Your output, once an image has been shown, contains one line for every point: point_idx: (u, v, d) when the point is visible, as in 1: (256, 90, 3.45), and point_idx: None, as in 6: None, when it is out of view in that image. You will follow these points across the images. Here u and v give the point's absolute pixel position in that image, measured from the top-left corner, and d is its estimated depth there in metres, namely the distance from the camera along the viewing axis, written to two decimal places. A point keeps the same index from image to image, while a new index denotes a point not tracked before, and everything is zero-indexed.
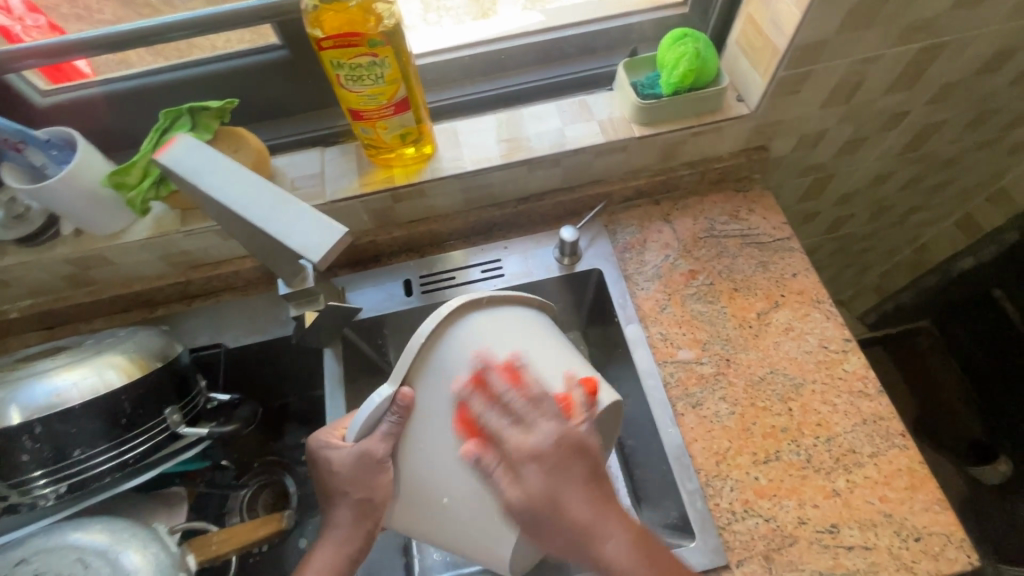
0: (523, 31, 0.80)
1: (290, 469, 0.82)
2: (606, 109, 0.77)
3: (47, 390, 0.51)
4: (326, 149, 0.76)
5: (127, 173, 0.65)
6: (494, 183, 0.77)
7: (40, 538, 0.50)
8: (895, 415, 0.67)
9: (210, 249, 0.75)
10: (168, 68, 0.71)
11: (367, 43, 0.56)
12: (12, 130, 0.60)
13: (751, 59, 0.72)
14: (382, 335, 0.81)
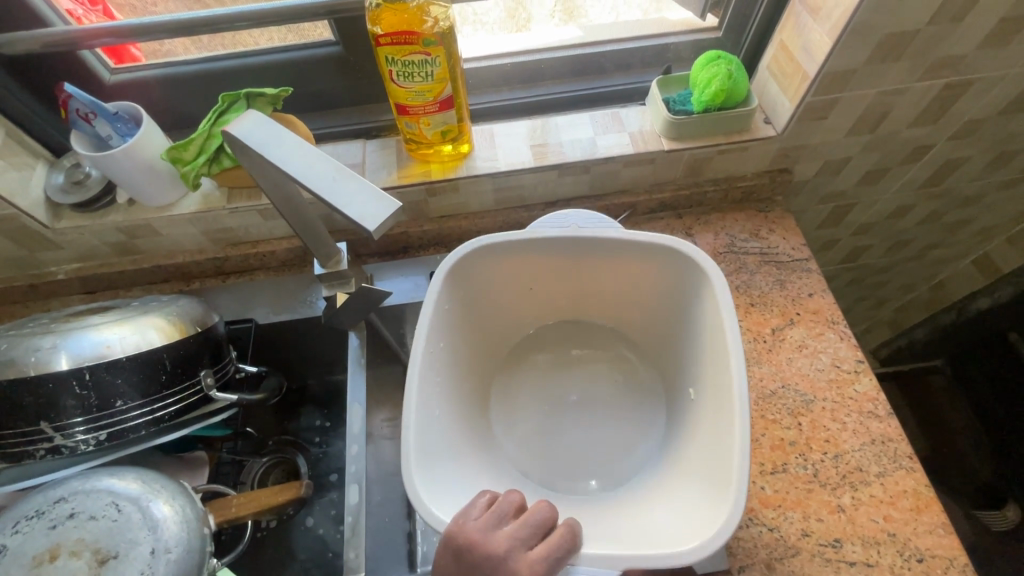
0: (563, 44, 0.84)
1: (304, 449, 0.85)
2: (637, 122, 0.80)
3: (97, 342, 0.54)
4: (367, 141, 0.80)
5: (184, 149, 0.69)
6: (524, 185, 0.80)
7: (77, 480, 0.52)
8: (904, 438, 0.68)
9: (250, 228, 0.78)
10: (228, 56, 0.76)
11: (421, 42, 0.59)
12: (86, 100, 0.64)
13: (781, 84, 0.75)
14: (405, 324, 0.85)
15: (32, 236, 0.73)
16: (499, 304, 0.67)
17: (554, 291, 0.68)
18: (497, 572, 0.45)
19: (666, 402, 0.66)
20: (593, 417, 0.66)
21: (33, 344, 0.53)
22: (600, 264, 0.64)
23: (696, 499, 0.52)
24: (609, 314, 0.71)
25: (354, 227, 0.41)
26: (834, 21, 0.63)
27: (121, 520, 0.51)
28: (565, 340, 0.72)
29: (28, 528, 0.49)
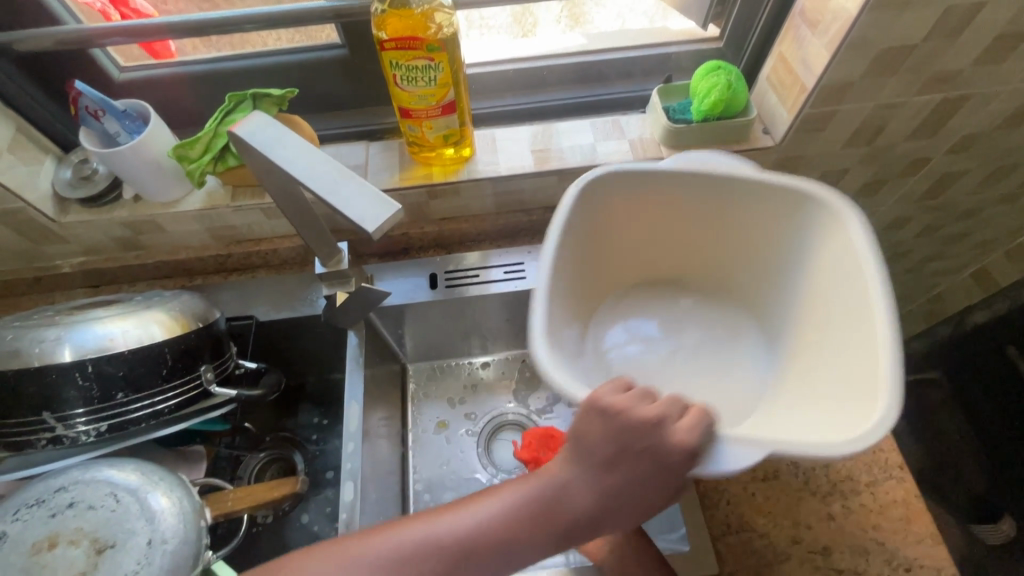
0: (565, 50, 0.85)
1: (301, 446, 0.86)
2: (637, 129, 0.81)
3: (101, 335, 0.55)
4: (371, 143, 0.81)
5: (190, 148, 0.70)
6: (525, 190, 0.81)
7: (77, 471, 0.53)
8: (895, 448, 0.69)
9: (253, 226, 0.80)
10: (235, 57, 0.77)
11: (425, 47, 0.60)
12: (95, 98, 0.65)
13: (780, 95, 0.76)
14: (403, 323, 0.86)
15: (39, 230, 0.74)
16: (616, 240, 0.65)
17: (681, 238, 0.66)
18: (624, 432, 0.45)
19: (771, 350, 0.62)
20: (675, 350, 0.64)
21: (38, 336, 0.54)
22: (729, 213, 0.61)
23: (837, 414, 0.48)
24: (728, 276, 0.67)
25: (354, 228, 0.42)
26: (832, 35, 0.64)
27: (119, 510, 0.51)
28: (671, 293, 0.69)
29: (28, 516, 0.50)
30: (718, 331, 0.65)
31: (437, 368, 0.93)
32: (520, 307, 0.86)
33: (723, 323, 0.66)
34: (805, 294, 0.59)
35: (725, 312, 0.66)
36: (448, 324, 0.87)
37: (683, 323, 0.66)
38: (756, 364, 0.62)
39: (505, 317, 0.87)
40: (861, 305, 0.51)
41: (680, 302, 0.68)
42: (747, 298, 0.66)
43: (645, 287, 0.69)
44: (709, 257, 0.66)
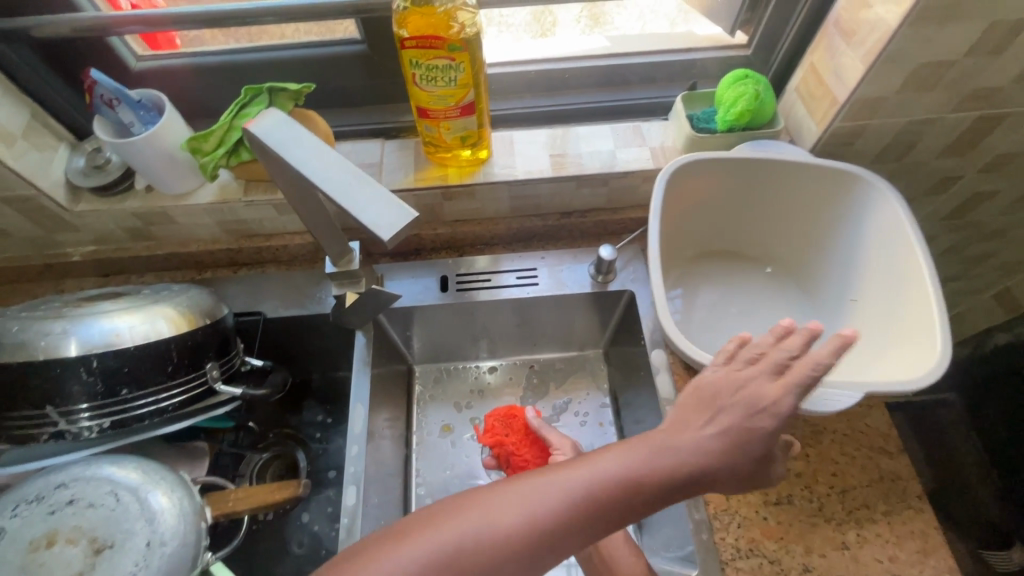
0: (589, 53, 0.82)
1: (304, 444, 0.85)
2: (659, 137, 0.79)
3: (107, 329, 0.54)
4: (386, 142, 0.79)
5: (204, 141, 0.69)
6: (541, 195, 0.79)
7: (78, 467, 0.52)
8: (915, 477, 0.67)
9: (264, 221, 0.79)
10: (253, 49, 0.76)
11: (446, 47, 0.58)
12: (111, 87, 0.64)
13: (809, 107, 0.73)
14: (412, 325, 0.85)
15: (51, 217, 0.74)
16: (698, 216, 0.77)
17: (740, 218, 0.78)
18: (710, 394, 0.44)
19: (817, 310, 0.75)
20: (748, 315, 0.77)
21: (44, 328, 0.53)
22: (802, 199, 0.74)
23: (896, 357, 0.62)
24: (781, 251, 0.79)
25: (369, 234, 0.41)
26: (868, 47, 0.62)
27: (118, 509, 0.51)
28: (725, 265, 0.81)
29: (27, 512, 0.49)
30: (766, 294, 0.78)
31: (443, 372, 0.92)
32: (530, 313, 0.84)
33: (775, 289, 0.78)
34: (854, 264, 0.71)
35: (778, 282, 0.79)
36: (457, 328, 0.86)
37: (740, 292, 0.79)
38: (805, 325, 0.75)
39: (515, 323, 0.86)
40: (909, 268, 0.64)
41: (732, 273, 0.80)
42: (797, 268, 0.78)
43: (710, 258, 0.81)
44: (774, 234, 0.78)
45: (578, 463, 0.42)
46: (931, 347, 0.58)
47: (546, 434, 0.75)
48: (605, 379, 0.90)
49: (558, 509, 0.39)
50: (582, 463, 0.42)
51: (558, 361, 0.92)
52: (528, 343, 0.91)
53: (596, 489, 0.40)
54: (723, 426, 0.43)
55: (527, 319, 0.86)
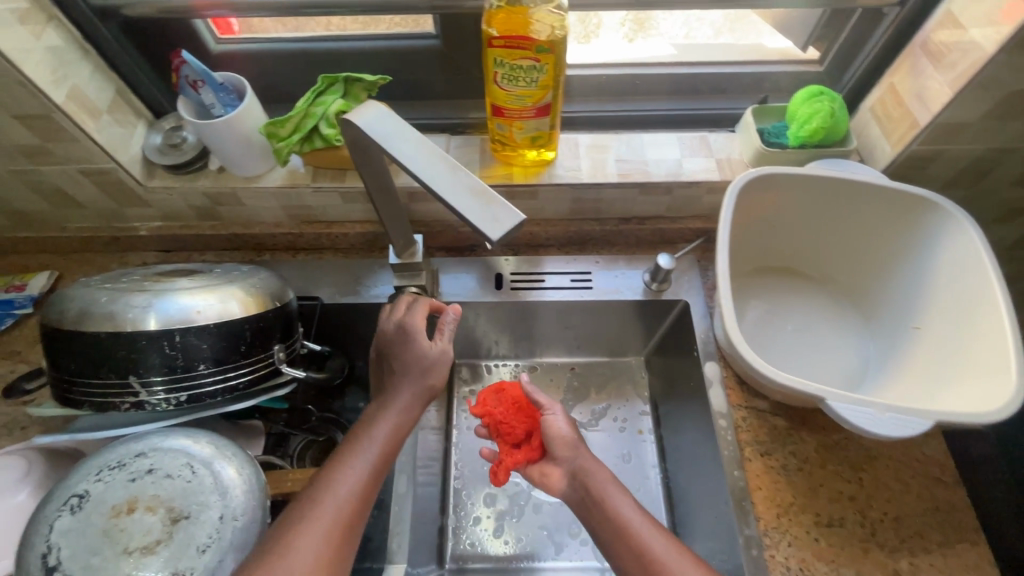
0: (657, 59, 0.82)
1: (344, 428, 0.85)
2: (726, 148, 0.79)
3: (188, 305, 0.56)
4: (452, 137, 0.80)
5: (281, 126, 0.70)
6: (603, 199, 0.79)
7: (157, 437, 0.54)
8: (970, 509, 0.66)
9: (328, 208, 0.80)
10: (330, 38, 0.77)
11: (534, 48, 0.59)
12: (197, 68, 0.65)
13: (884, 128, 0.72)
14: (463, 320, 0.85)
15: (125, 192, 0.75)
16: (763, 230, 0.78)
17: (803, 234, 0.78)
18: (407, 366, 0.63)
19: (874, 336, 0.75)
20: (800, 335, 0.77)
21: (129, 300, 0.54)
22: (873, 222, 0.73)
23: (959, 393, 0.61)
24: (844, 275, 0.79)
25: (474, 230, 0.42)
26: (959, 71, 0.61)
27: (194, 482, 0.52)
28: (782, 283, 0.81)
29: (108, 478, 0.51)
30: (820, 315, 0.78)
31: (488, 369, 0.92)
32: (581, 316, 0.85)
33: (831, 312, 0.78)
34: (919, 291, 0.71)
35: (837, 306, 0.78)
36: (506, 326, 0.87)
37: (796, 311, 0.79)
38: (861, 352, 0.75)
39: (564, 325, 0.87)
40: (983, 301, 0.63)
41: (788, 291, 0.80)
42: (858, 295, 0.78)
43: (769, 274, 0.81)
44: (835, 254, 0.78)
45: (368, 435, 0.58)
46: (1005, 383, 0.57)
47: (537, 397, 0.72)
48: (646, 387, 0.90)
49: (374, 467, 0.56)
50: (381, 421, 0.60)
51: (600, 365, 0.92)
52: (573, 346, 0.91)
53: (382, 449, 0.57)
54: (435, 379, 0.63)
55: (577, 322, 0.86)
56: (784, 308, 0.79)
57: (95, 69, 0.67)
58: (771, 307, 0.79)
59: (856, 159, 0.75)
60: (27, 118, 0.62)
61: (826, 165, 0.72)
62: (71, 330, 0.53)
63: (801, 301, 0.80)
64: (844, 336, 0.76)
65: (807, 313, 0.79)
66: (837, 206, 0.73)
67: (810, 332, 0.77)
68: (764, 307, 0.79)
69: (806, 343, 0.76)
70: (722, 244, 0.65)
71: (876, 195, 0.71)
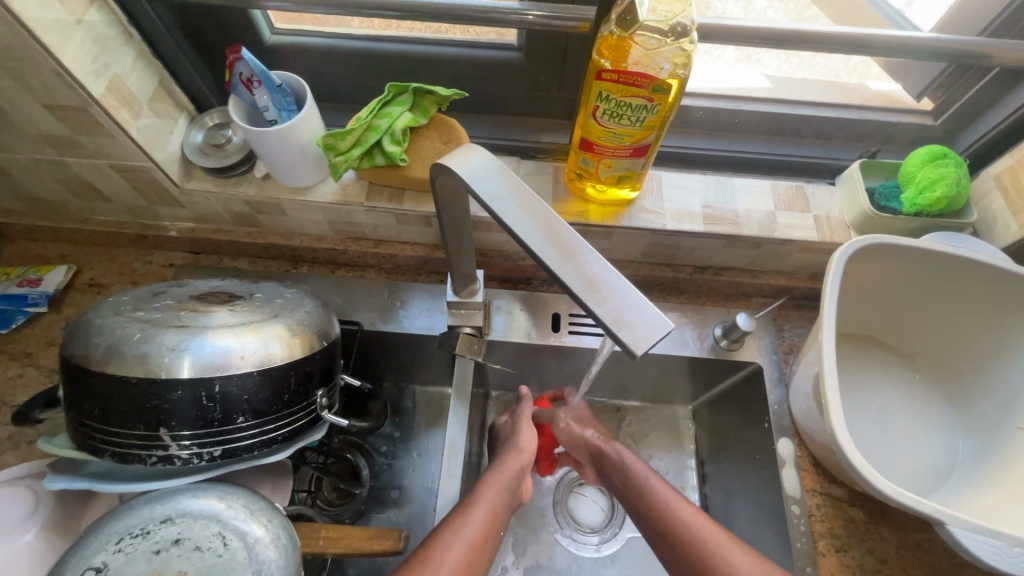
0: (753, 95, 0.74)
1: (369, 455, 0.80)
2: (825, 204, 0.71)
3: (229, 349, 0.48)
4: (522, 161, 0.72)
5: (341, 139, 0.63)
6: (683, 246, 0.72)
7: (184, 498, 0.49)
8: None
9: (379, 227, 0.72)
10: (400, 39, 0.68)
11: (650, 86, 0.51)
12: (255, 67, 0.57)
13: (1010, 203, 0.64)
14: (511, 359, 0.79)
15: (158, 191, 0.68)
16: (856, 298, 0.71)
17: (899, 305, 0.70)
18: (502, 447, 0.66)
19: (965, 429, 0.68)
20: (881, 414, 0.70)
21: (164, 340, 0.47)
22: (982, 306, 0.66)
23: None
24: (938, 357, 0.72)
25: (607, 333, 0.34)
26: None
27: (225, 556, 0.46)
28: (865, 352, 0.74)
29: (131, 548, 0.46)
30: (904, 395, 0.71)
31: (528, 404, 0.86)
32: (640, 367, 0.78)
33: (917, 394, 0.72)
34: None
35: (926, 389, 0.72)
36: (556, 369, 0.80)
37: (878, 386, 0.72)
38: (950, 444, 0.68)
39: (619, 373, 0.80)
40: None
41: (872, 363, 0.73)
42: (954, 380, 0.70)
43: (856, 344, 0.74)
44: (931, 330, 0.71)
45: (473, 501, 0.56)
46: None
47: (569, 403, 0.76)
48: (692, 443, 0.82)
49: (486, 524, 0.54)
50: (485, 489, 0.58)
51: (648, 416, 0.84)
52: (621, 392, 0.83)
53: (489, 510, 0.56)
54: (529, 449, 0.65)
55: (635, 372, 0.79)
56: (866, 380, 0.72)
57: (138, 56, 0.59)
58: (852, 378, 0.72)
59: (971, 232, 0.67)
60: (59, 109, 0.54)
61: (944, 236, 0.64)
62: (97, 371, 0.46)
63: (885, 374, 0.73)
64: (931, 423, 0.70)
65: (891, 389, 0.72)
66: (948, 282, 0.66)
67: (893, 412, 0.70)
68: (845, 378, 0.72)
69: (887, 423, 0.70)
70: (828, 319, 0.58)
71: (995, 279, 0.63)
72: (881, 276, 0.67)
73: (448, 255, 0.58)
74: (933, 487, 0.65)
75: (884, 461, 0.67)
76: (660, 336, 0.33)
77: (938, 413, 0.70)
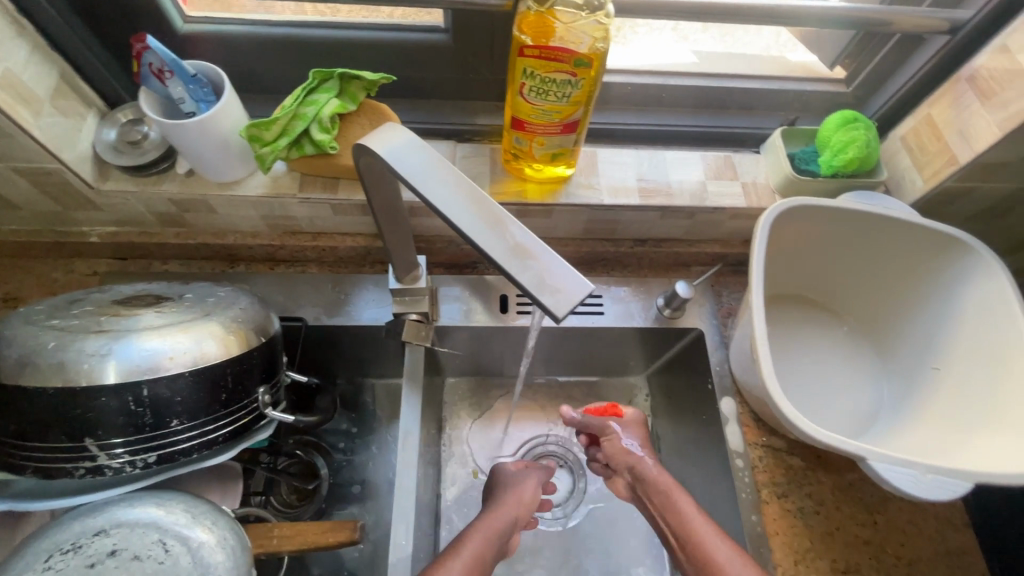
0: (680, 70, 0.76)
1: (326, 452, 0.79)
2: (751, 172, 0.74)
3: (156, 351, 0.46)
4: (458, 144, 0.72)
5: (266, 129, 0.61)
6: (621, 221, 0.73)
7: (120, 508, 0.47)
8: (977, 552, 0.66)
9: (315, 220, 0.71)
10: (322, 24, 0.66)
11: (572, 61, 0.52)
12: (166, 57, 0.54)
13: (916, 161, 0.69)
14: (460, 343, 0.79)
15: (72, 195, 0.64)
16: (785, 259, 0.74)
17: (825, 263, 0.74)
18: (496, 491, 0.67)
19: (891, 373, 0.73)
20: (816, 368, 0.74)
21: (83, 347, 0.45)
22: (898, 258, 0.70)
23: (993, 444, 0.58)
24: (864, 310, 0.76)
25: (531, 298, 0.35)
26: (1010, 112, 0.58)
27: (167, 563, 0.45)
28: (797, 309, 0.78)
29: (62, 564, 0.44)
30: (835, 348, 0.75)
31: (482, 386, 0.86)
32: (590, 342, 0.79)
33: (847, 345, 0.76)
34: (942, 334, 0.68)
35: (855, 342, 0.76)
36: (508, 351, 0.81)
37: (811, 341, 0.76)
38: (877, 389, 0.73)
39: (571, 349, 0.81)
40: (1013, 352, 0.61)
41: (804, 319, 0.77)
42: (879, 329, 0.75)
43: (790, 304, 0.78)
44: (856, 284, 0.75)
45: (460, 547, 0.57)
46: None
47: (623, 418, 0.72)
48: (645, 411, 0.84)
49: (471, 571, 0.55)
50: (471, 536, 0.59)
51: (602, 389, 0.86)
52: (573, 368, 0.85)
53: (476, 556, 0.56)
54: (526, 498, 0.66)
55: (586, 347, 0.81)
56: (800, 337, 0.76)
57: (34, 50, 0.55)
58: (787, 337, 0.76)
59: (883, 191, 0.72)
60: None
61: (857, 196, 0.68)
62: (10, 385, 0.44)
63: (818, 329, 0.77)
64: (860, 371, 0.74)
65: (824, 343, 0.76)
66: (868, 235, 0.69)
67: (826, 365, 0.74)
68: (781, 336, 0.76)
69: (821, 375, 0.73)
70: (756, 277, 0.61)
71: (907, 231, 0.67)
72: (807, 237, 0.71)
73: (383, 240, 0.57)
74: (864, 430, 0.69)
75: (820, 411, 0.71)
76: (582, 297, 0.34)
77: (866, 362, 0.75)
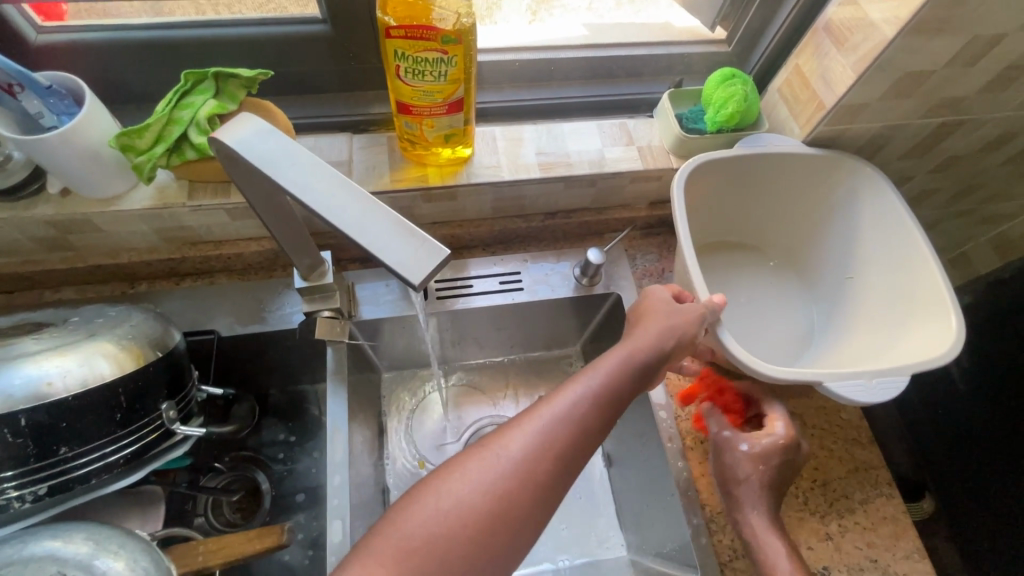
0: (569, 43, 0.78)
1: (265, 466, 0.77)
2: (645, 136, 0.77)
3: (33, 377, 0.44)
4: (353, 136, 0.71)
5: (138, 136, 0.58)
6: (527, 196, 0.74)
7: (11, 547, 0.45)
8: (883, 466, 0.72)
9: (212, 227, 0.69)
10: (190, 24, 0.64)
11: (440, 38, 0.52)
12: (13, 70, 0.51)
13: (792, 110, 0.73)
14: (385, 336, 0.78)
15: None
16: (704, 208, 0.76)
17: (743, 203, 0.77)
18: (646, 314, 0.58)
19: (814, 294, 0.77)
20: (748, 303, 0.76)
21: None
22: (809, 187, 0.74)
23: (907, 344, 0.64)
24: (782, 242, 0.79)
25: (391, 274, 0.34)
26: (860, 56, 0.62)
27: None
28: (724, 252, 0.79)
29: None
30: (762, 282, 0.78)
31: (417, 377, 0.86)
32: (515, 319, 0.81)
33: (772, 276, 0.79)
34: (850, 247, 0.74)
35: (780, 273, 0.79)
36: (436, 338, 0.81)
37: (741, 279, 0.78)
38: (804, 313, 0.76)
39: (497, 328, 0.82)
40: (915, 253, 0.67)
41: (732, 259, 0.79)
42: (796, 256, 0.79)
43: (716, 250, 0.79)
44: (773, 218, 0.78)
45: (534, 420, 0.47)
46: (944, 330, 0.62)
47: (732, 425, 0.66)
48: None
49: (538, 451, 0.45)
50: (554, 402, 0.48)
51: (535, 363, 0.88)
52: (505, 347, 0.86)
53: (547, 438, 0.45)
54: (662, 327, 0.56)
55: (512, 324, 0.82)
56: (729, 277, 0.78)
57: None
58: (718, 280, 0.77)
59: None
60: None
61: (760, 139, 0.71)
62: None
63: (746, 266, 0.79)
64: (787, 299, 0.77)
65: (753, 278, 0.78)
66: (778, 168, 0.73)
67: (757, 298, 0.77)
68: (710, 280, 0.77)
69: (753, 310, 0.76)
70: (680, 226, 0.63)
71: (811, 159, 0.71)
72: (724, 178, 0.73)
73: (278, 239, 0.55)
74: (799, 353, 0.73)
75: (756, 343, 0.73)
76: (441, 264, 0.35)
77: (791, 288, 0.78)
